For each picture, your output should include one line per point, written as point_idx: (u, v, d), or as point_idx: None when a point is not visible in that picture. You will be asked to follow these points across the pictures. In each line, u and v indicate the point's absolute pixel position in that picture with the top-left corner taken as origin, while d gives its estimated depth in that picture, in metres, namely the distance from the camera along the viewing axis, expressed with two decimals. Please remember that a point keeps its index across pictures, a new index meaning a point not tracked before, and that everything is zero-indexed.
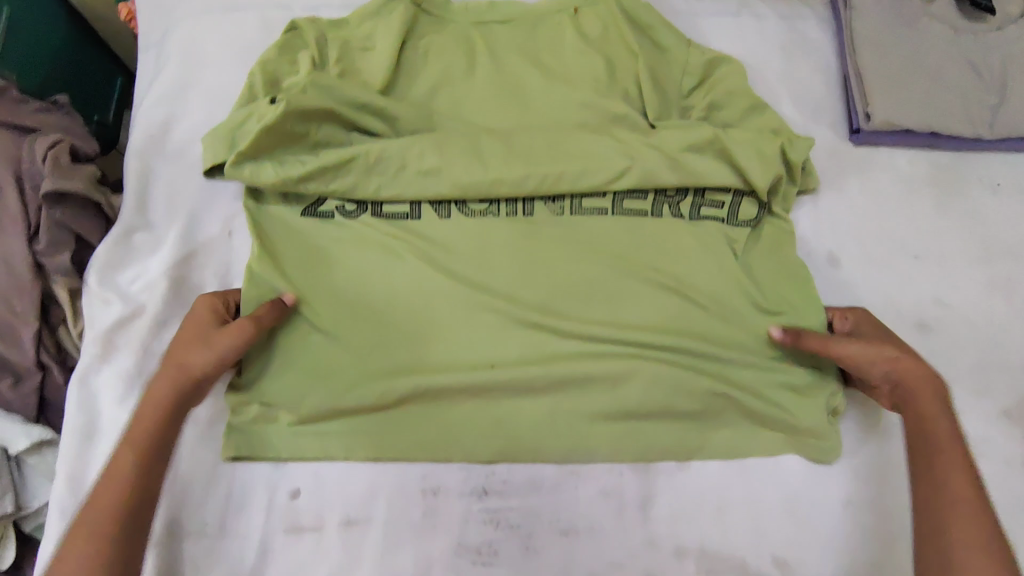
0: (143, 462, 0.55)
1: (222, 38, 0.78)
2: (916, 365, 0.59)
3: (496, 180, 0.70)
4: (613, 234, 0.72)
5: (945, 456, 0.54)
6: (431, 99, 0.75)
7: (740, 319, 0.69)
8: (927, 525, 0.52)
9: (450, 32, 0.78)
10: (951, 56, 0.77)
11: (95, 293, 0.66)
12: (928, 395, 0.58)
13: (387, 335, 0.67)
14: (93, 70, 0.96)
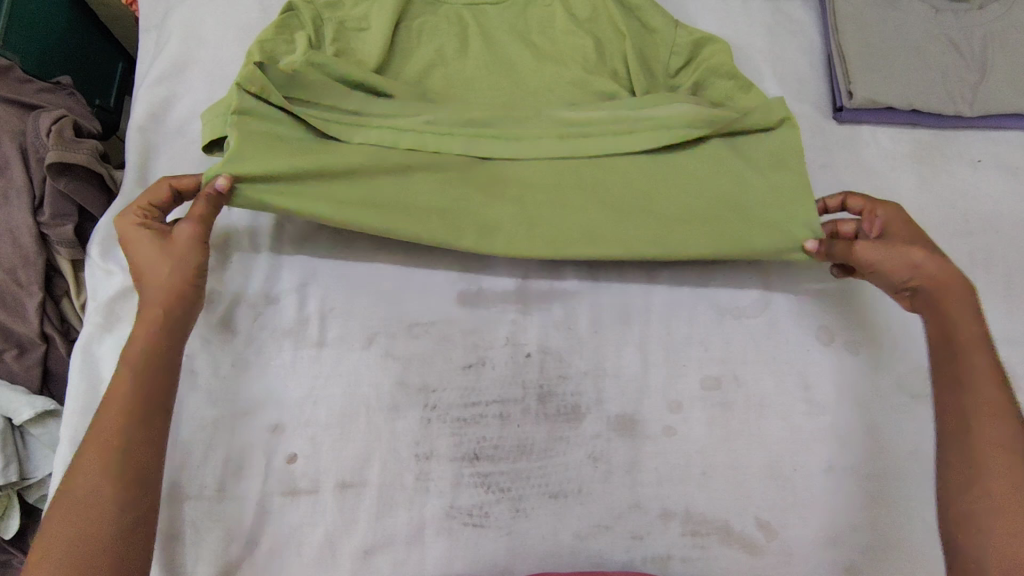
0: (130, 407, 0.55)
1: (220, 20, 0.80)
2: (937, 264, 0.59)
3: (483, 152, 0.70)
4: (587, 140, 0.71)
5: (992, 411, 0.54)
6: (424, 78, 0.77)
7: (725, 197, 0.71)
8: (963, 470, 0.53)
9: (442, 12, 0.79)
10: (931, 35, 0.79)
11: (98, 264, 0.68)
12: (972, 334, 0.57)
13: (379, 195, 0.68)
14: (93, 55, 0.98)
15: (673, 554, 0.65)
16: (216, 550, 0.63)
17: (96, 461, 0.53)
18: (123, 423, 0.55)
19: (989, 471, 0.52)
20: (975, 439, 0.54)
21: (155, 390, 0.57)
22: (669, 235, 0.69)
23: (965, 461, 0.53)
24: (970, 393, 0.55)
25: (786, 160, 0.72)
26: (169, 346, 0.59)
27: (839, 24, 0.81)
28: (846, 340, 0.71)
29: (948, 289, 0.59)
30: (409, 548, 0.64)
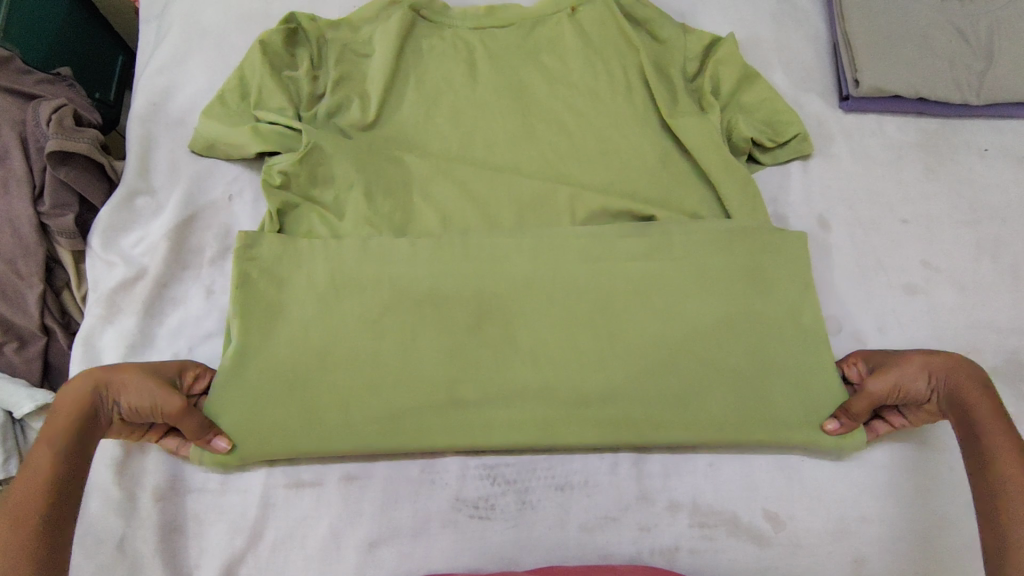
0: (77, 439, 0.54)
1: (221, 9, 0.79)
2: (948, 361, 0.61)
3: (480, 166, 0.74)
4: (582, 271, 0.70)
5: (1011, 467, 0.54)
6: (427, 71, 0.76)
7: (733, 347, 0.67)
8: (1000, 547, 0.53)
9: (449, 13, 0.79)
10: (938, 23, 0.78)
11: (99, 255, 0.68)
12: (990, 417, 0.57)
13: (365, 392, 0.65)
14: (85, 46, 0.96)
15: (680, 546, 0.64)
16: (219, 544, 0.62)
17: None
18: (10, 549, 0.47)
19: (1006, 496, 0.54)
20: (990, 474, 0.55)
21: (55, 511, 0.51)
22: (670, 394, 0.66)
23: (992, 510, 0.54)
24: (996, 446, 0.56)
25: (807, 337, 0.68)
26: (73, 481, 0.53)
27: (846, 13, 0.79)
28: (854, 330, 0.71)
29: (963, 387, 0.60)
30: (414, 541, 0.63)
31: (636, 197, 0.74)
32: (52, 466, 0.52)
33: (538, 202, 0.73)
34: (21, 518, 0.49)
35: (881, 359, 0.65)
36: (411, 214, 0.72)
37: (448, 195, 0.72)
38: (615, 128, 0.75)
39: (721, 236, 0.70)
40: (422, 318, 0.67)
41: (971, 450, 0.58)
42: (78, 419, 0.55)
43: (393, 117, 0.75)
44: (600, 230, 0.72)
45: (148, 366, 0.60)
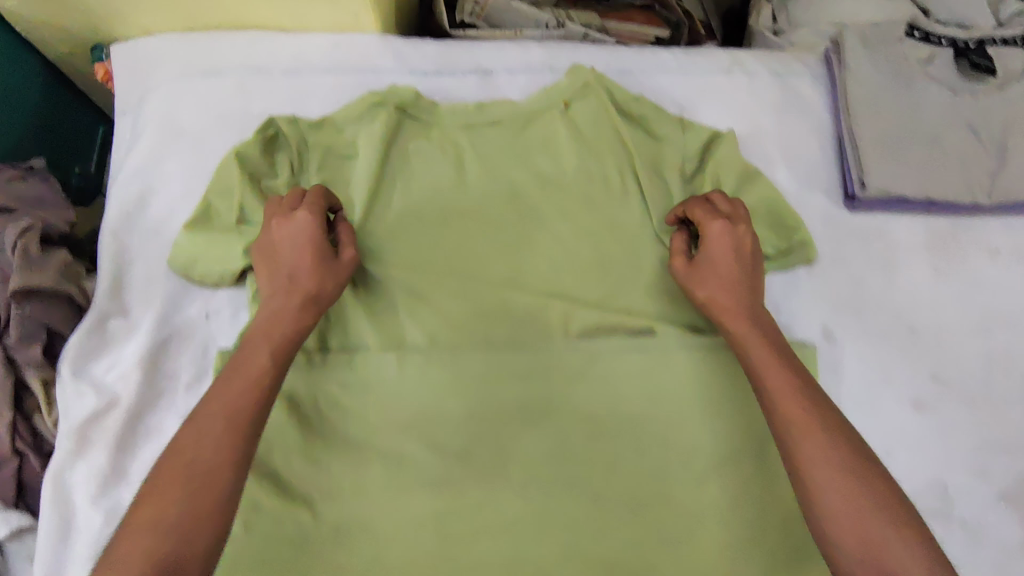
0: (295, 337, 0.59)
1: (198, 106, 0.75)
2: (722, 293, 0.64)
3: (474, 276, 0.71)
4: (575, 390, 0.68)
5: (809, 425, 0.54)
6: (415, 175, 0.73)
7: (728, 482, 0.66)
8: (805, 500, 0.53)
9: (437, 110, 0.76)
10: (950, 119, 0.74)
11: (69, 385, 0.65)
12: (770, 364, 0.59)
13: (353, 536, 0.62)
14: (50, 121, 0.91)
15: None
16: None
17: (172, 478, 0.49)
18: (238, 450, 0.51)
19: (802, 450, 0.54)
20: (783, 427, 0.55)
21: (257, 422, 0.53)
22: (665, 530, 0.64)
23: (793, 466, 0.54)
24: (782, 401, 0.56)
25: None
26: (276, 384, 0.56)
27: (852, 108, 0.75)
28: None
29: (726, 309, 0.64)
30: None
31: (634, 311, 0.71)
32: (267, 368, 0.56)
33: (531, 316, 0.70)
34: (233, 422, 0.52)
35: (710, 249, 0.65)
36: (399, 331, 0.69)
37: (437, 310, 0.69)
38: (610, 233, 0.73)
39: (722, 357, 0.69)
40: (411, 450, 0.65)
41: (761, 382, 0.59)
42: (297, 324, 0.59)
43: (381, 225, 0.71)
44: (597, 344, 0.68)
45: (320, 255, 0.62)
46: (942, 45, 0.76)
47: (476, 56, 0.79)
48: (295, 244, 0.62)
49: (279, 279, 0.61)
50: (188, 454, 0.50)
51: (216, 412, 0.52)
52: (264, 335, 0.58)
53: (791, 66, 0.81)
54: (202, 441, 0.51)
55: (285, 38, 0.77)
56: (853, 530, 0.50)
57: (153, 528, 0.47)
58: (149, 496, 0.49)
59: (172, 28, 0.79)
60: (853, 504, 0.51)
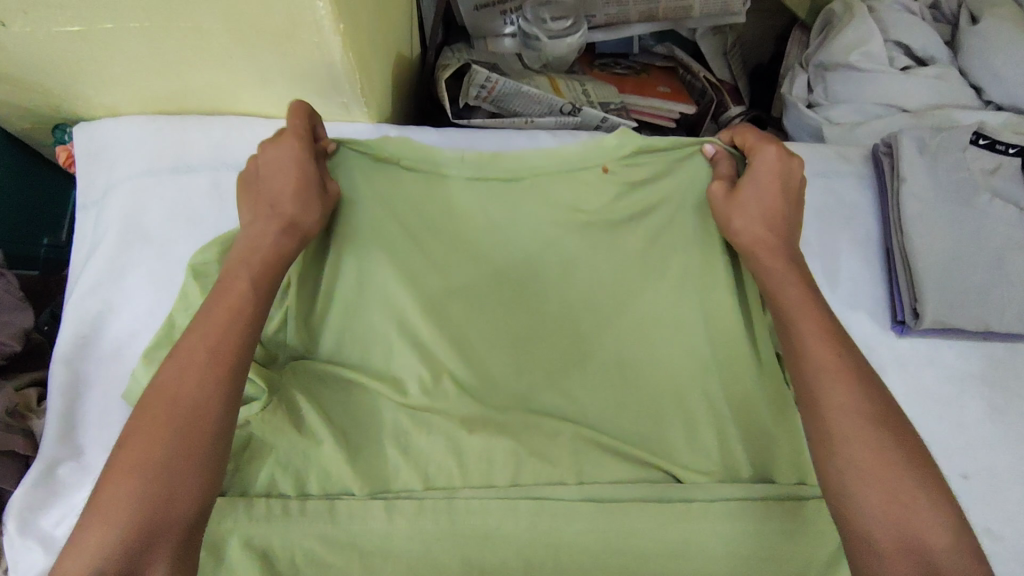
0: (274, 258, 0.56)
1: (166, 207, 0.66)
2: (760, 232, 0.63)
3: (475, 407, 0.63)
4: (594, 549, 0.58)
5: (833, 377, 0.53)
6: (412, 286, 0.65)
7: None
8: (825, 455, 0.51)
9: (439, 210, 0.68)
10: (1017, 241, 0.65)
11: (14, 543, 0.57)
12: (801, 317, 0.57)
13: None
14: (15, 196, 0.83)
15: None
16: None
17: (153, 423, 0.46)
18: (206, 396, 0.47)
19: (829, 406, 0.52)
20: (810, 369, 0.54)
21: (239, 363, 0.49)
22: None
23: (814, 410, 0.53)
24: (809, 348, 0.55)
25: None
26: (258, 319, 0.52)
27: (906, 224, 0.66)
28: None
29: (766, 252, 0.62)
30: None
31: (657, 448, 0.63)
32: (246, 299, 0.52)
33: (539, 447, 0.62)
34: (214, 361, 0.48)
35: (755, 175, 0.64)
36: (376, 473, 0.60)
37: (425, 451, 0.61)
38: (636, 345, 0.67)
39: (756, 512, 0.59)
40: None
41: (790, 336, 0.57)
42: (278, 257, 0.56)
43: (370, 349, 0.64)
44: (608, 488, 0.60)
45: (302, 168, 0.58)
46: (1010, 154, 0.66)
47: (481, 147, 0.70)
48: (279, 159, 0.58)
49: (262, 203, 0.58)
50: (170, 394, 0.47)
51: (186, 350, 0.49)
52: (245, 266, 0.54)
53: (834, 162, 0.72)
54: (176, 379, 0.48)
55: (267, 126, 0.69)
56: (888, 503, 0.48)
57: (132, 475, 0.44)
58: (129, 443, 0.45)
59: (141, 112, 0.71)
60: (879, 453, 0.49)
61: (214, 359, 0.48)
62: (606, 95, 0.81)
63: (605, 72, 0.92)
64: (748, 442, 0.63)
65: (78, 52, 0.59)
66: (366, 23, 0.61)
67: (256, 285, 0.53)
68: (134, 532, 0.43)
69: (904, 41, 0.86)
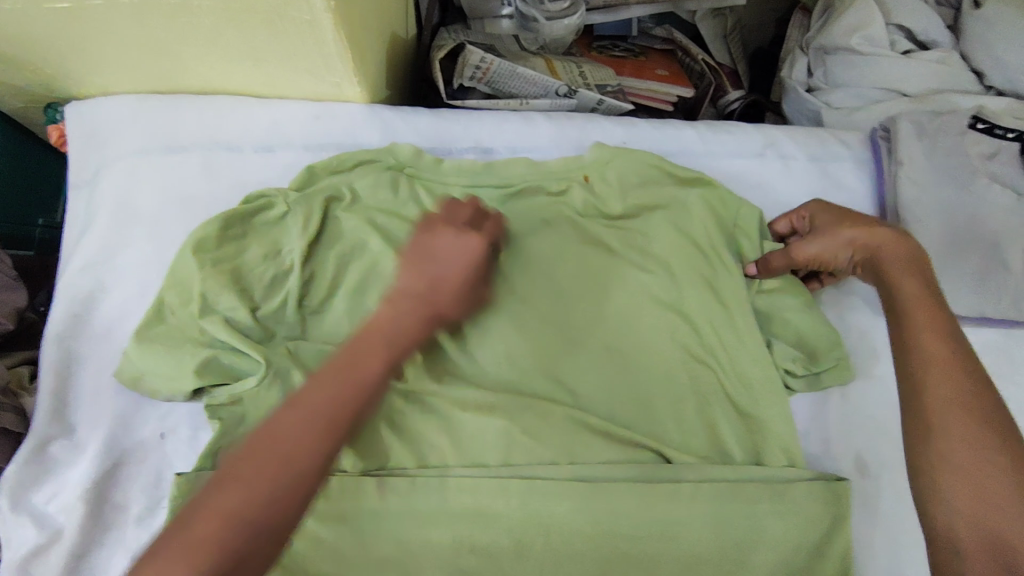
0: (421, 327, 0.55)
1: (159, 187, 0.66)
2: (898, 247, 0.59)
3: (462, 392, 0.62)
4: (583, 530, 0.59)
5: (937, 367, 0.52)
6: (401, 268, 0.64)
7: None
8: (920, 447, 0.50)
9: (430, 191, 0.66)
10: (1013, 228, 0.64)
11: (6, 519, 0.57)
12: (918, 308, 0.55)
13: None
14: (8, 176, 0.83)
15: None
16: None
17: (252, 443, 0.44)
18: (294, 426, 0.45)
19: (928, 396, 0.51)
20: (915, 358, 0.53)
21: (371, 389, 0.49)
22: None
23: (912, 402, 0.52)
24: (919, 339, 0.53)
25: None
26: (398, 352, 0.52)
27: (902, 208, 0.66)
28: None
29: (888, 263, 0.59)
30: None
31: (648, 432, 0.62)
32: (397, 330, 0.53)
33: (530, 429, 0.61)
34: (346, 382, 0.48)
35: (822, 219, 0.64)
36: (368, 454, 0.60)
37: (418, 433, 0.61)
38: (626, 331, 0.65)
39: (744, 492, 0.60)
40: None
41: (900, 330, 0.55)
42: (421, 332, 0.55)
43: None
44: (596, 469, 0.60)
45: (458, 255, 0.58)
46: (1009, 139, 0.66)
47: (474, 128, 0.69)
48: (433, 243, 0.58)
49: (423, 286, 0.56)
50: (275, 422, 0.45)
51: (353, 365, 0.49)
52: (411, 321, 0.54)
53: (831, 147, 0.71)
54: (326, 388, 0.47)
55: (258, 107, 0.68)
56: (980, 504, 0.46)
57: (228, 496, 0.42)
58: (254, 458, 0.44)
59: (134, 90, 0.70)
60: (977, 449, 0.48)
61: (342, 381, 0.48)
62: (603, 77, 0.81)
63: (602, 55, 0.91)
64: (736, 427, 0.64)
65: (67, 29, 0.58)
66: (359, 1, 0.60)
67: (395, 331, 0.53)
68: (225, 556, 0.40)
69: (905, 25, 0.85)
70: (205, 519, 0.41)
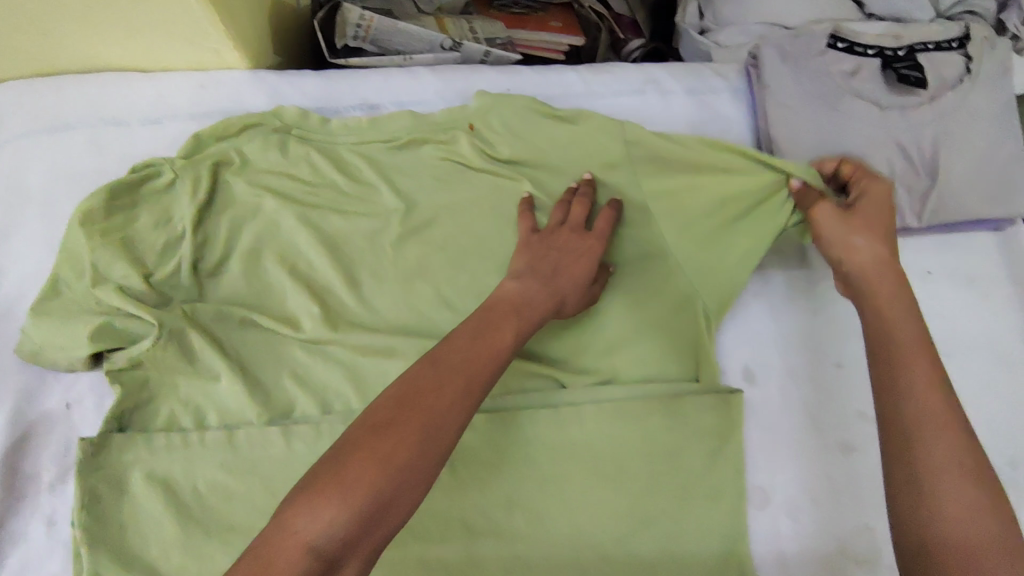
0: (545, 319, 0.56)
1: (48, 166, 0.66)
2: (882, 253, 0.58)
3: (361, 337, 0.63)
4: (488, 456, 0.62)
5: (919, 363, 0.51)
6: (294, 225, 0.65)
7: (646, 546, 0.62)
8: (901, 443, 0.48)
9: (320, 148, 0.67)
10: (878, 138, 0.67)
11: None
12: (885, 306, 0.55)
13: None
14: None
15: None
16: None
17: (405, 415, 0.42)
18: (457, 403, 0.45)
19: (909, 391, 0.49)
20: (891, 356, 0.52)
21: (492, 373, 0.48)
22: None
23: (890, 395, 0.50)
24: (896, 334, 0.53)
25: (726, 532, 0.63)
26: (516, 339, 0.51)
27: (773, 129, 0.69)
28: (788, 498, 0.65)
29: (874, 277, 0.57)
30: None
31: (547, 361, 0.65)
32: (512, 316, 0.53)
33: None
34: (474, 364, 0.47)
35: (866, 199, 0.61)
36: (275, 404, 0.62)
37: (323, 381, 0.63)
38: None
39: (637, 407, 0.63)
40: None
41: (874, 330, 0.54)
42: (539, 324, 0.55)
43: (263, 287, 0.64)
44: (496, 399, 0.63)
45: (581, 253, 0.60)
46: (868, 56, 0.69)
47: (359, 85, 0.70)
48: (555, 244, 0.60)
49: (544, 269, 0.58)
50: (433, 390, 0.44)
51: (448, 346, 0.48)
52: (517, 311, 0.53)
53: (709, 80, 0.74)
54: (438, 366, 0.46)
55: (142, 81, 0.68)
56: (964, 508, 0.44)
57: (376, 461, 0.40)
58: (385, 432, 0.42)
59: (15, 74, 0.70)
60: (961, 447, 0.46)
61: (463, 361, 0.47)
62: (494, 32, 0.83)
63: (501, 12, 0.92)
64: (632, 349, 0.66)
65: None
66: None
67: (526, 318, 0.54)
68: (356, 532, 0.38)
69: None
70: (331, 499, 0.38)
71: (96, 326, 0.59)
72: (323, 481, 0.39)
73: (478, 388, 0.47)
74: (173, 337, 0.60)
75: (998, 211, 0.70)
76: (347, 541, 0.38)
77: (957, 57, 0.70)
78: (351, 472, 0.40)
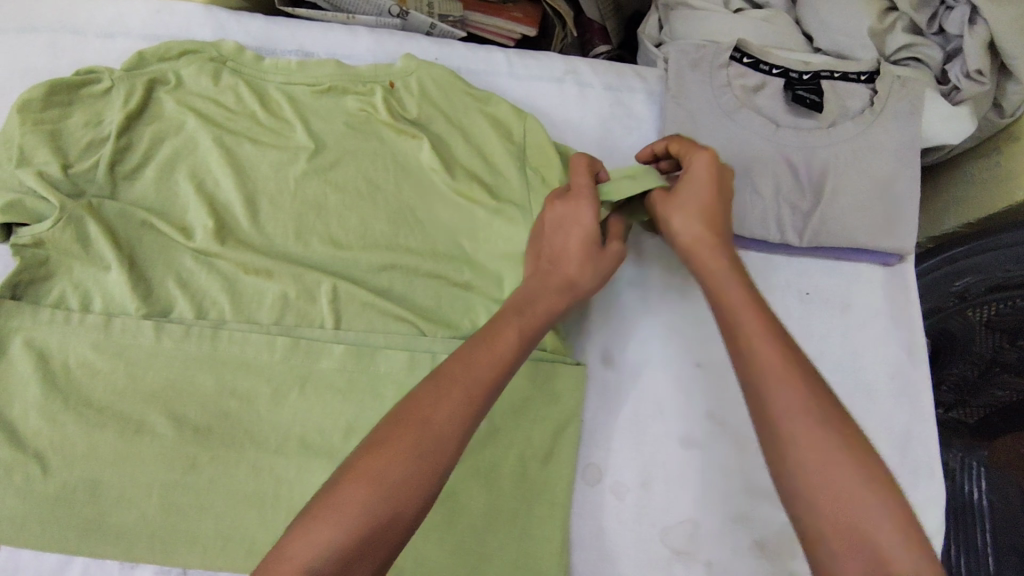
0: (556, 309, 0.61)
1: (6, 59, 0.74)
2: (707, 246, 0.60)
3: (244, 255, 0.68)
4: (337, 383, 0.66)
5: (770, 363, 0.51)
6: (209, 145, 0.71)
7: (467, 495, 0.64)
8: (778, 466, 0.48)
9: (248, 82, 0.73)
10: (765, 152, 0.71)
11: None
12: (747, 304, 0.55)
13: (67, 502, 0.61)
14: None
15: None
16: None
17: (402, 442, 0.48)
18: (452, 418, 0.50)
19: (772, 401, 0.50)
20: (748, 360, 0.52)
21: (491, 388, 0.53)
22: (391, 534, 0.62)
23: (758, 409, 0.50)
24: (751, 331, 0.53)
25: (547, 498, 0.65)
26: (523, 348, 0.56)
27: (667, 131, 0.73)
28: (618, 480, 0.67)
29: (703, 255, 0.60)
30: None
31: (414, 308, 0.69)
32: (517, 327, 0.57)
33: (303, 295, 0.68)
34: (471, 388, 0.52)
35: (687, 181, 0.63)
36: (155, 301, 0.67)
37: (203, 289, 0.68)
38: (410, 215, 0.71)
39: None
40: (149, 416, 0.64)
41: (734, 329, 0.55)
42: (551, 314, 0.60)
43: (170, 197, 0.70)
44: (358, 334, 0.67)
45: (574, 229, 0.63)
46: (772, 74, 0.74)
47: (300, 34, 0.77)
48: (553, 223, 0.64)
49: (546, 258, 0.64)
50: (425, 415, 0.50)
51: (450, 368, 0.53)
52: (521, 315, 0.58)
53: (628, 79, 0.77)
54: (432, 394, 0.51)
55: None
56: (851, 530, 0.44)
57: (361, 483, 0.46)
58: (376, 452, 0.48)
59: None
60: (834, 461, 0.46)
61: (464, 380, 0.52)
62: (449, 10, 0.88)
63: None
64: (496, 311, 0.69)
65: None
66: None
67: (530, 323, 0.58)
68: (349, 547, 0.44)
69: None
70: (321, 522, 0.44)
71: (7, 200, 0.65)
72: (317, 509, 0.46)
73: (473, 408, 0.51)
74: (73, 223, 0.66)
75: (878, 243, 0.71)
76: (342, 557, 0.44)
77: (862, 89, 0.73)
78: (348, 496, 0.46)
